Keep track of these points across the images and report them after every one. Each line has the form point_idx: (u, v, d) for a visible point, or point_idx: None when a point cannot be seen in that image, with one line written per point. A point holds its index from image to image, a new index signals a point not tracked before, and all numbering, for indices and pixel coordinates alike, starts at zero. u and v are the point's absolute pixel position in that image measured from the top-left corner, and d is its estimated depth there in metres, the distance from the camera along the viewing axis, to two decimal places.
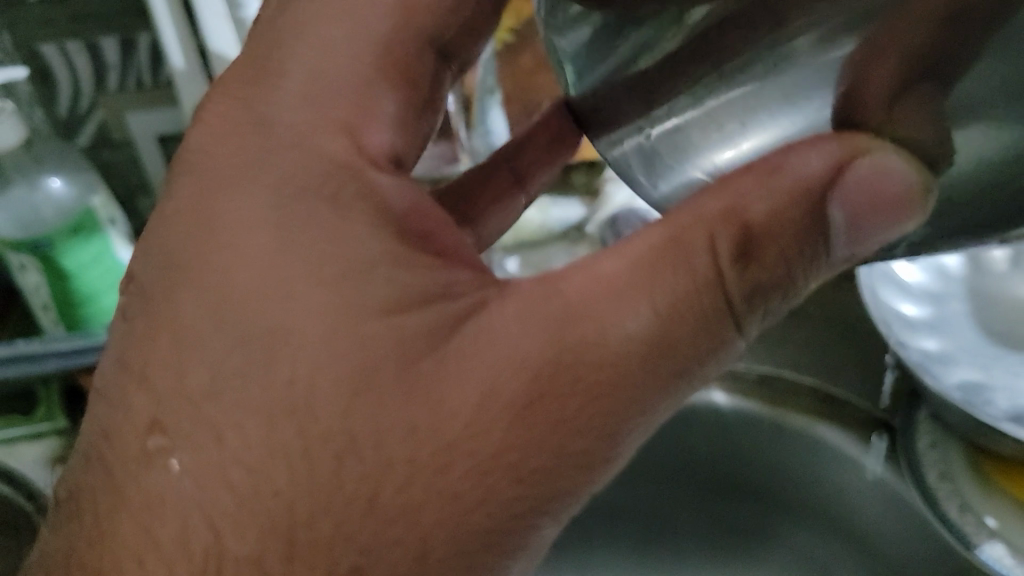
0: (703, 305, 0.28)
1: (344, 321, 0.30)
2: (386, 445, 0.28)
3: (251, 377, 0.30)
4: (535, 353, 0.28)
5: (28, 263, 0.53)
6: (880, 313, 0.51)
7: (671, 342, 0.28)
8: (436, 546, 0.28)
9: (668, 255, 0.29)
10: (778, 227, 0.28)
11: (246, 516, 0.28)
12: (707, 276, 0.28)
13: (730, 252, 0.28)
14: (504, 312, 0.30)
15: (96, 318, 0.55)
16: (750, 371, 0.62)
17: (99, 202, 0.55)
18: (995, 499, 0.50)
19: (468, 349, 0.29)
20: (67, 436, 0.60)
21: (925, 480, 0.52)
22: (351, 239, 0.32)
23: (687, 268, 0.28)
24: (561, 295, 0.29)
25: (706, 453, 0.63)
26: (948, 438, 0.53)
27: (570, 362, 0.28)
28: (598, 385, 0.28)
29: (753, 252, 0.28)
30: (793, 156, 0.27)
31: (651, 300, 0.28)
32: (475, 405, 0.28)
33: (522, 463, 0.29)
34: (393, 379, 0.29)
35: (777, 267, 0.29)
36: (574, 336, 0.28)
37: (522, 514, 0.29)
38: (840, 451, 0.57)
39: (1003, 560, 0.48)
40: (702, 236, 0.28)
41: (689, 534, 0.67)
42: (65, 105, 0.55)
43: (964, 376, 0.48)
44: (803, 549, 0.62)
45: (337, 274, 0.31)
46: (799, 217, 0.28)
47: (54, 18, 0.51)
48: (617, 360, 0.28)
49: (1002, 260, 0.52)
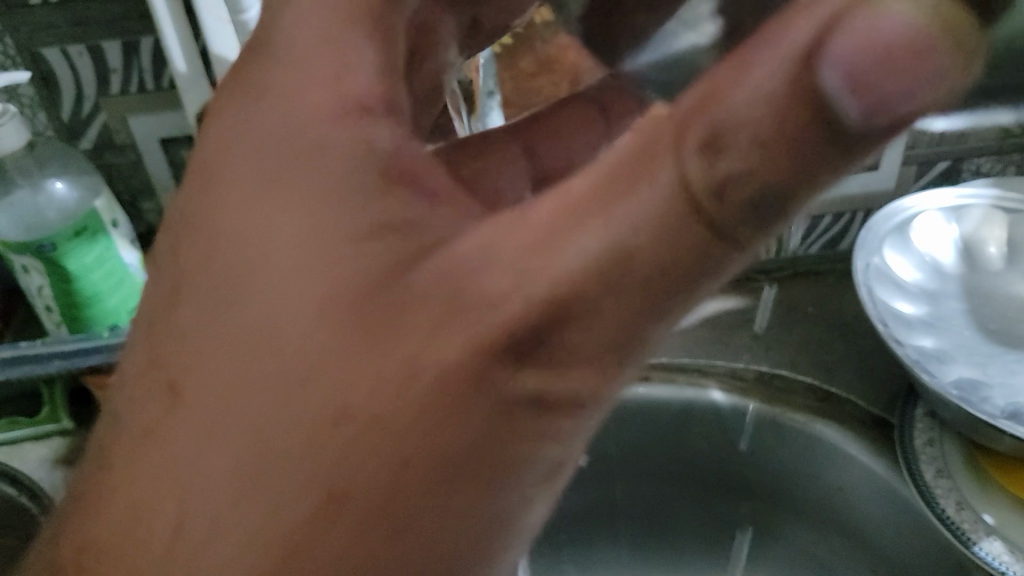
0: (688, 228, 0.22)
1: (297, 273, 0.26)
2: (310, 421, 0.25)
3: (193, 360, 0.27)
4: (475, 296, 0.24)
5: (31, 265, 0.53)
6: (878, 312, 0.50)
7: (651, 269, 0.22)
8: (372, 530, 0.25)
9: (635, 168, 0.22)
10: (759, 115, 0.20)
11: (199, 523, 0.26)
12: (673, 193, 0.21)
13: (694, 154, 0.21)
14: (465, 246, 0.24)
15: (98, 319, 0.55)
16: (749, 370, 0.63)
17: (102, 204, 0.54)
18: (992, 496, 0.52)
19: (404, 298, 0.25)
20: (75, 437, 0.61)
21: (922, 476, 0.53)
22: (297, 180, 0.27)
23: (650, 191, 0.21)
24: (527, 225, 0.23)
25: (706, 450, 0.64)
26: (946, 437, 0.55)
27: (514, 307, 0.23)
28: (554, 334, 0.23)
29: (723, 146, 0.20)
30: (761, 41, 0.20)
31: (613, 225, 0.22)
32: (401, 365, 0.25)
33: (457, 428, 0.25)
34: (331, 339, 0.25)
35: (774, 164, 0.20)
36: (532, 271, 0.23)
37: (476, 483, 0.25)
38: (838, 449, 0.58)
39: (1000, 556, 0.48)
40: (664, 143, 0.21)
41: (688, 529, 0.68)
42: (68, 109, 0.55)
43: (961, 374, 0.48)
44: (800, 545, 0.63)
45: (281, 223, 0.27)
46: (783, 98, 0.19)
47: (57, 22, 0.51)
48: (578, 294, 0.23)
49: (997, 259, 0.54)
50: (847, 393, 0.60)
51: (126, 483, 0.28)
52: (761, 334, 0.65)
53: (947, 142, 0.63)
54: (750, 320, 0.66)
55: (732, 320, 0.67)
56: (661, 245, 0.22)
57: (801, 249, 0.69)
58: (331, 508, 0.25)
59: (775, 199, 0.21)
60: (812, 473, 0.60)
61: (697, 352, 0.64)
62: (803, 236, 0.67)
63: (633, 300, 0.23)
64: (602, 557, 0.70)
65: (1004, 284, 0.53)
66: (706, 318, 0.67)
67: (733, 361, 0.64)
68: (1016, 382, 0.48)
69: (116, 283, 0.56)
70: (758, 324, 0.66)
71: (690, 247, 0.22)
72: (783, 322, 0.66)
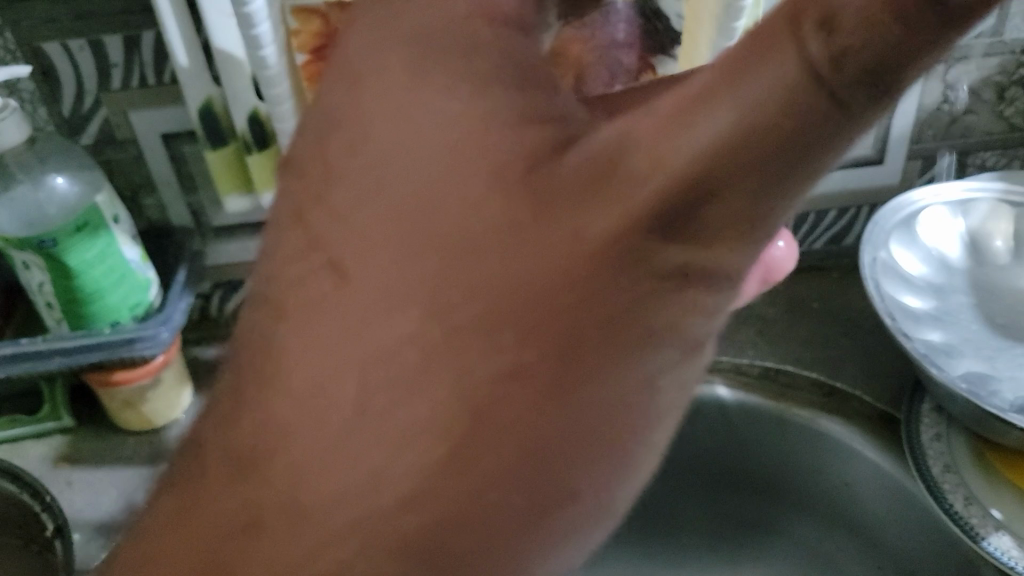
0: (799, 121, 0.18)
1: (401, 204, 0.24)
2: (385, 374, 0.24)
3: (285, 302, 0.25)
4: (584, 217, 0.21)
5: (33, 261, 0.53)
6: (885, 305, 0.49)
7: (746, 172, 0.19)
8: (458, 485, 0.24)
9: (756, 46, 0.18)
10: (875, 5, 0.16)
11: (271, 494, 0.25)
12: (797, 82, 0.17)
13: (815, 34, 0.17)
14: (602, 136, 0.21)
15: (99, 316, 0.55)
16: (754, 365, 0.62)
17: (105, 200, 0.54)
18: (1001, 491, 0.51)
19: (529, 213, 0.22)
20: (76, 435, 0.61)
21: (930, 472, 0.52)
22: (402, 99, 0.24)
23: (778, 71, 0.18)
24: (643, 121, 0.20)
25: (712, 445, 0.64)
26: (953, 430, 0.55)
27: (620, 226, 0.21)
28: (687, 224, 0.20)
29: (840, 26, 0.16)
30: None
31: (729, 110, 0.18)
32: (502, 298, 0.23)
33: (549, 364, 0.23)
34: (426, 276, 0.23)
35: (888, 38, 0.16)
36: (624, 185, 0.21)
37: (570, 424, 0.24)
38: (845, 444, 0.58)
39: (1009, 551, 0.48)
40: (787, 24, 0.17)
41: (693, 526, 0.68)
42: (68, 104, 0.55)
43: (969, 367, 0.48)
44: (805, 541, 0.63)
45: (382, 148, 0.24)
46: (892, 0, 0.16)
47: (57, 16, 0.51)
48: (676, 201, 0.20)
49: (1003, 251, 0.54)
50: (854, 389, 0.60)
51: (200, 440, 0.27)
52: (766, 329, 0.65)
53: (952, 135, 0.62)
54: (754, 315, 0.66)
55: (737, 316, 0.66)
56: (761, 136, 0.18)
57: (804, 245, 0.68)
58: (410, 467, 0.24)
59: (897, 71, 0.17)
60: (819, 468, 0.60)
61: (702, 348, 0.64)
62: (807, 231, 0.67)
63: (752, 198, 0.19)
64: (607, 555, 0.69)
65: (1011, 277, 0.53)
66: None
67: (738, 357, 0.63)
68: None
69: (119, 281, 0.55)
70: (763, 320, 0.66)
71: (809, 132, 0.18)
72: (787, 317, 0.66)
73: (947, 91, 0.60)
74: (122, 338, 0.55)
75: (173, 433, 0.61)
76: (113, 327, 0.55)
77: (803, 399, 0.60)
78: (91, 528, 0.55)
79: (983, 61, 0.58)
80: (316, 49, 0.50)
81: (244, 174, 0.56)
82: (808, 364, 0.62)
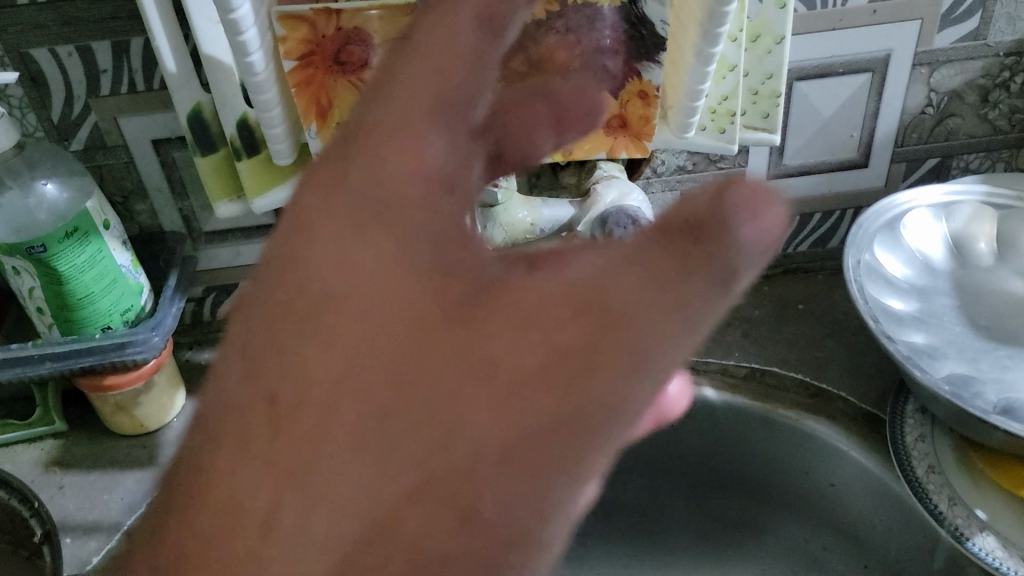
0: (684, 286, 0.24)
1: (358, 356, 0.25)
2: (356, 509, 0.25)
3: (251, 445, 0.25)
4: (533, 358, 0.24)
5: (22, 267, 0.53)
6: (868, 308, 0.49)
7: (654, 311, 0.24)
8: None
9: (671, 237, 0.24)
10: (709, 213, 0.24)
11: None
12: (682, 259, 0.24)
13: (688, 239, 0.24)
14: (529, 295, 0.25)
15: (89, 321, 0.55)
16: (740, 366, 0.63)
17: (94, 205, 0.54)
18: (986, 493, 0.52)
19: (468, 352, 0.25)
20: (68, 439, 0.61)
21: (915, 473, 0.53)
22: (356, 251, 0.26)
23: (699, 274, 0.24)
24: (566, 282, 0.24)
25: (698, 446, 0.65)
26: (937, 432, 0.55)
27: (571, 351, 0.24)
28: (596, 384, 0.24)
29: (704, 237, 0.24)
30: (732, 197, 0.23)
31: (643, 279, 0.24)
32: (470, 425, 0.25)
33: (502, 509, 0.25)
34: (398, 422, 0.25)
35: (722, 252, 0.24)
36: (566, 341, 0.24)
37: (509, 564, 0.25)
38: (830, 445, 0.58)
39: (994, 552, 0.49)
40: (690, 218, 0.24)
41: (681, 526, 0.68)
42: (58, 110, 0.55)
43: (953, 369, 0.48)
44: (791, 541, 0.64)
45: (333, 316, 0.26)
46: (687, 214, 0.24)
47: (45, 23, 0.51)
48: (606, 343, 0.24)
49: (987, 254, 0.55)
50: (839, 390, 0.61)
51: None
52: (752, 331, 0.66)
53: (936, 138, 0.63)
54: (741, 317, 0.67)
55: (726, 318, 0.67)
56: (650, 291, 0.24)
57: (790, 248, 0.69)
58: None
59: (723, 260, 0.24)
60: (805, 468, 0.61)
61: None
62: (793, 234, 0.68)
63: (636, 351, 0.24)
64: (597, 555, 0.70)
65: (995, 280, 0.54)
66: None
67: (724, 358, 0.64)
68: (1007, 377, 0.48)
69: (110, 286, 0.55)
70: (750, 321, 0.66)
71: (680, 297, 0.24)
72: (773, 319, 0.66)
73: (930, 94, 0.60)
74: (113, 342, 0.55)
75: (165, 437, 0.61)
76: (103, 332, 0.55)
77: (789, 399, 0.61)
78: (82, 531, 0.55)
79: (965, 63, 0.59)
80: (302, 56, 0.49)
81: (234, 179, 0.56)
82: (795, 366, 0.63)
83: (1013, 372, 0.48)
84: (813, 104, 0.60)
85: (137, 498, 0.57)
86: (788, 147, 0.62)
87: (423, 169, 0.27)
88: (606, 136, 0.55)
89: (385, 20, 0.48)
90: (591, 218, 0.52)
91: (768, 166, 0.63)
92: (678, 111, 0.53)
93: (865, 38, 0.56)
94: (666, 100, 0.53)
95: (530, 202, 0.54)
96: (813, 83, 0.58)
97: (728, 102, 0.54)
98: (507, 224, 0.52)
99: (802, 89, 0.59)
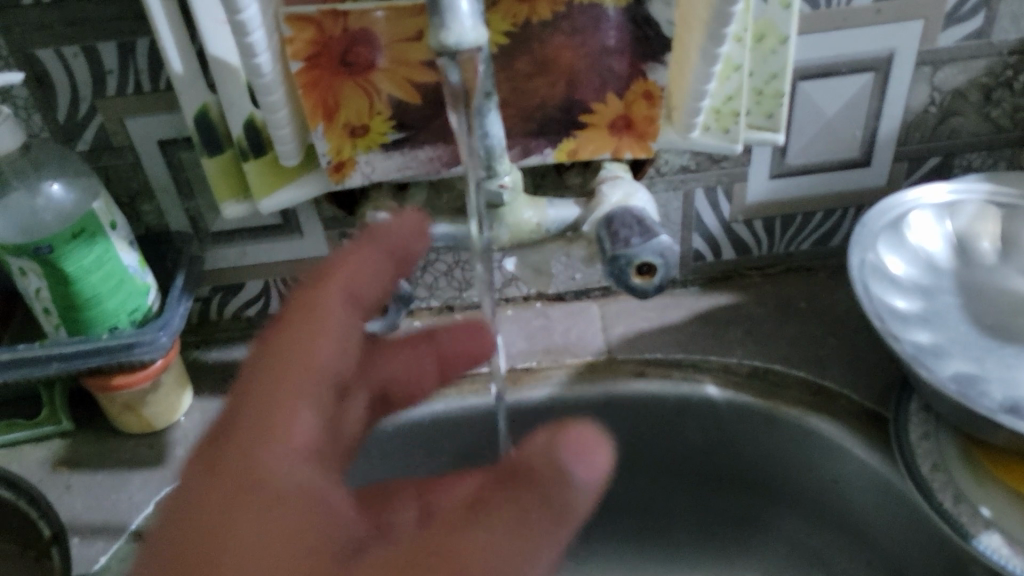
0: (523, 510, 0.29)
1: (271, 536, 0.31)
2: None
3: None
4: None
5: (28, 268, 0.53)
6: (874, 308, 0.49)
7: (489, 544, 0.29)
8: None
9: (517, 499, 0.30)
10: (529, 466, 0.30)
11: None
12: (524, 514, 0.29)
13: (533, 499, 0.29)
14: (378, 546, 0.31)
15: (96, 322, 0.55)
16: (743, 364, 0.63)
17: (101, 206, 0.54)
18: (991, 491, 0.52)
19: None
20: (75, 439, 0.62)
21: (920, 471, 0.54)
22: (253, 546, 0.31)
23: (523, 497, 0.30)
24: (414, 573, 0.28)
25: (701, 444, 0.65)
26: (942, 431, 0.56)
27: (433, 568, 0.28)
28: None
29: (522, 478, 0.30)
30: (537, 454, 0.30)
31: (493, 524, 0.29)
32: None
33: None
34: None
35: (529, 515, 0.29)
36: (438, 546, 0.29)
37: None
38: (833, 443, 0.59)
39: (1000, 550, 0.49)
40: (526, 469, 0.30)
41: (684, 524, 0.69)
42: (64, 111, 0.55)
43: (958, 368, 0.49)
44: (794, 538, 0.64)
45: (247, 510, 0.32)
46: (512, 489, 0.30)
47: (51, 23, 0.51)
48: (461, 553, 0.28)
49: (989, 253, 0.55)
50: (842, 388, 0.61)
51: None
52: (755, 329, 0.66)
53: (939, 137, 0.63)
54: (744, 315, 0.67)
55: (728, 316, 0.67)
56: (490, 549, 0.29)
57: (792, 246, 0.69)
58: None
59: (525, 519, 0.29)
60: (808, 466, 0.61)
61: (693, 348, 0.65)
62: (795, 232, 0.68)
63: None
64: (600, 554, 0.70)
65: (998, 279, 0.54)
66: (701, 314, 0.68)
67: (727, 357, 0.64)
68: (1013, 375, 0.48)
69: (117, 287, 0.55)
70: (753, 320, 0.67)
71: (520, 517, 0.29)
72: (776, 318, 0.67)
73: (933, 93, 0.60)
74: (121, 343, 0.55)
75: (172, 436, 0.61)
76: (111, 333, 0.56)
77: (792, 398, 0.61)
78: (90, 531, 0.55)
79: (968, 63, 0.59)
80: (310, 57, 0.49)
81: (240, 180, 0.56)
82: (798, 364, 0.63)
83: (1019, 370, 0.49)
84: (817, 103, 0.60)
85: (145, 497, 0.58)
86: (791, 146, 0.62)
87: (293, 499, 0.33)
88: (611, 136, 0.55)
89: (392, 21, 0.49)
90: (597, 218, 0.52)
91: (771, 165, 0.63)
92: (683, 111, 0.53)
93: (868, 37, 0.57)
94: (672, 100, 0.53)
95: (536, 203, 0.53)
96: (816, 82, 0.59)
97: (733, 101, 0.54)
98: (512, 224, 0.52)
99: (806, 89, 0.59)
